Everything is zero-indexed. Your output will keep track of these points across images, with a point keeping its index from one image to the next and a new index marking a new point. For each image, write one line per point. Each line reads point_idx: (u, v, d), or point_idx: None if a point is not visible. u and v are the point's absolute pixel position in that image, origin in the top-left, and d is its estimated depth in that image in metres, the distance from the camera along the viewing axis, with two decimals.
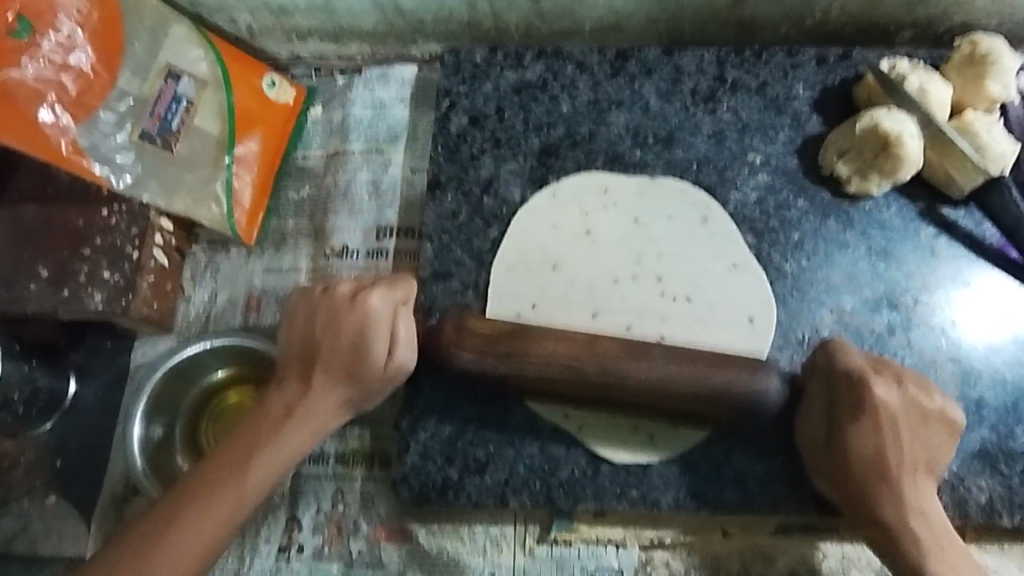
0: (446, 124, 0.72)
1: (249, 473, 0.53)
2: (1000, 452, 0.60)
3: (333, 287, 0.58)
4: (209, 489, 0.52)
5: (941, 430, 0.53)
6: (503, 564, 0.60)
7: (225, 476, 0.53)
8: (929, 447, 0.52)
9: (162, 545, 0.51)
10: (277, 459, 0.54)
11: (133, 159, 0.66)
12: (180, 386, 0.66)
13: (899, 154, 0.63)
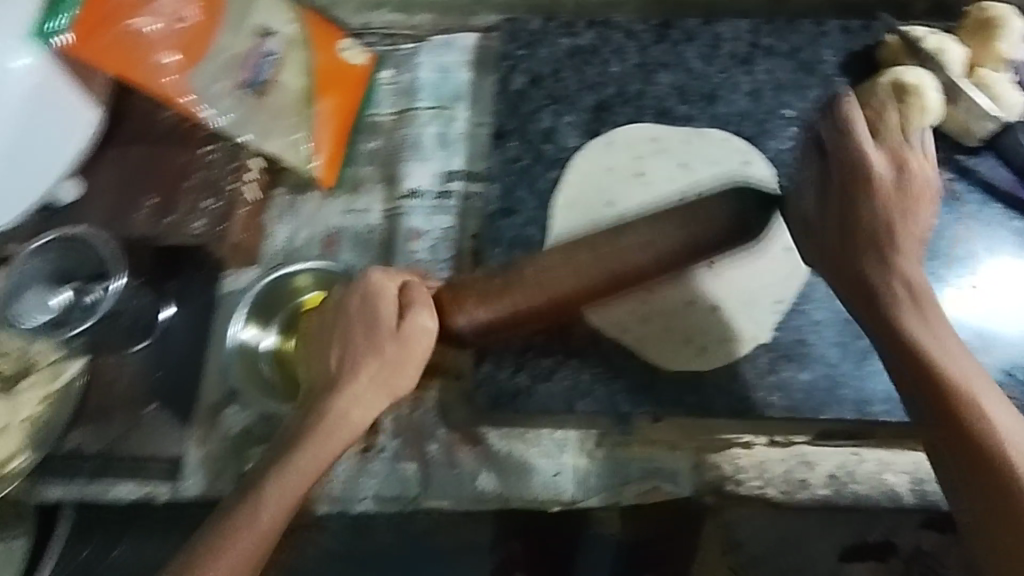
0: (508, 82, 0.80)
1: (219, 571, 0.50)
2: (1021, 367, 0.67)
3: (341, 349, 0.61)
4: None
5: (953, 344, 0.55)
6: (568, 464, 0.67)
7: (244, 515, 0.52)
8: (974, 382, 0.54)
9: None
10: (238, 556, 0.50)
11: (230, 106, 0.72)
12: (276, 302, 0.72)
13: (920, 105, 0.69)
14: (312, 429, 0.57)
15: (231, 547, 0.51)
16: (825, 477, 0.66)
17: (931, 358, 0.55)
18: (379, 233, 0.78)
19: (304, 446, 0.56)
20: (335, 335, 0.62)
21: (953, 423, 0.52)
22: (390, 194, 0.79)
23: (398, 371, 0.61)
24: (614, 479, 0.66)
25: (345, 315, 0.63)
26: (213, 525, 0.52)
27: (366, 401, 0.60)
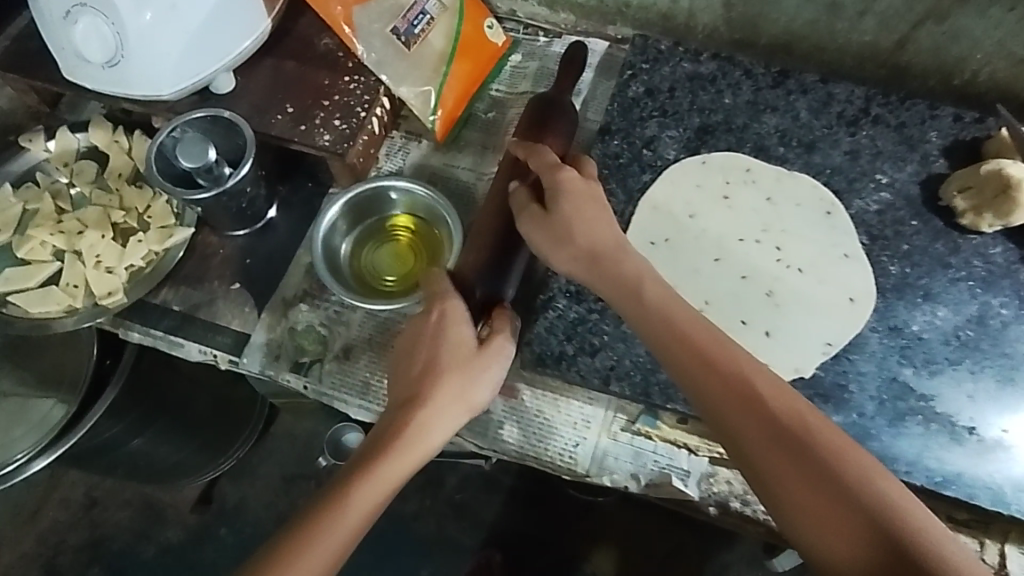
0: (624, 89, 0.86)
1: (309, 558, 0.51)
2: None
3: (425, 362, 0.62)
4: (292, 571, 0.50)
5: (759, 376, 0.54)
6: (589, 439, 0.70)
7: (315, 533, 0.52)
8: (778, 392, 0.54)
9: None
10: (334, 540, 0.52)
11: (380, 47, 0.81)
12: (368, 211, 0.79)
13: (1015, 200, 0.72)
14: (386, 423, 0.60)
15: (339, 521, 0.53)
16: None
17: (735, 368, 0.54)
18: (470, 189, 0.85)
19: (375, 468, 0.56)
20: (410, 353, 0.63)
21: (773, 444, 0.52)
22: (491, 161, 0.86)
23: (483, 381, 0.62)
24: (629, 464, 0.69)
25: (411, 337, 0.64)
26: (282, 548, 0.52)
27: (446, 413, 0.60)
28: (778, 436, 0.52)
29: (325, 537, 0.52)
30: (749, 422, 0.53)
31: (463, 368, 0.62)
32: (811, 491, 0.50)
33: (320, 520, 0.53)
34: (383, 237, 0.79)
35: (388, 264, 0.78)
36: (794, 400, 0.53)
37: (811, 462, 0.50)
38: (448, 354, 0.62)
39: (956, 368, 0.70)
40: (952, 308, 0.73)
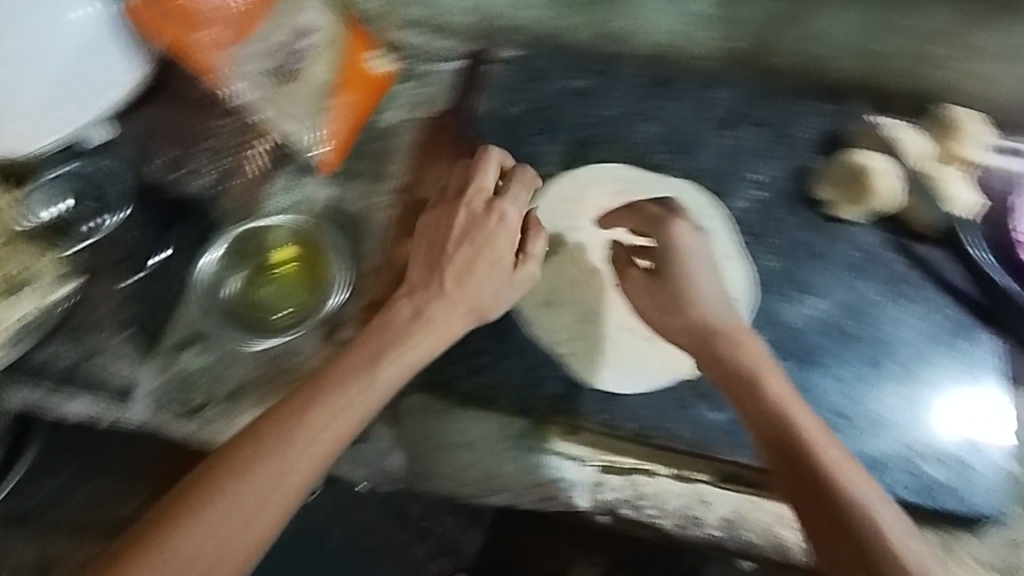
0: (507, 110, 0.88)
1: (287, 455, 0.58)
2: (939, 455, 0.67)
3: (446, 269, 0.70)
4: (269, 473, 0.57)
5: (830, 437, 0.58)
6: (477, 457, 0.70)
7: (291, 441, 0.59)
8: (814, 426, 0.59)
9: (212, 507, 0.56)
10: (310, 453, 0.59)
11: (259, 85, 0.84)
12: (249, 247, 0.81)
13: (871, 185, 0.76)
14: (335, 377, 0.63)
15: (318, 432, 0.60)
16: (720, 519, 0.67)
17: (784, 413, 0.59)
18: (361, 217, 0.84)
19: (301, 430, 0.59)
20: (432, 264, 0.70)
21: (802, 487, 0.55)
22: (381, 188, 0.86)
23: (493, 300, 0.71)
24: (518, 480, 0.69)
25: (442, 238, 0.72)
26: (246, 451, 0.58)
27: (455, 317, 0.69)
28: (801, 479, 0.55)
29: (237, 487, 0.56)
30: (765, 423, 0.59)
31: (459, 296, 0.69)
32: (812, 491, 0.55)
33: (245, 469, 0.57)
34: (271, 273, 0.80)
35: (280, 296, 0.79)
36: (825, 438, 0.58)
37: (808, 465, 0.56)
38: (462, 267, 0.70)
39: (831, 354, 0.72)
40: (827, 297, 0.75)
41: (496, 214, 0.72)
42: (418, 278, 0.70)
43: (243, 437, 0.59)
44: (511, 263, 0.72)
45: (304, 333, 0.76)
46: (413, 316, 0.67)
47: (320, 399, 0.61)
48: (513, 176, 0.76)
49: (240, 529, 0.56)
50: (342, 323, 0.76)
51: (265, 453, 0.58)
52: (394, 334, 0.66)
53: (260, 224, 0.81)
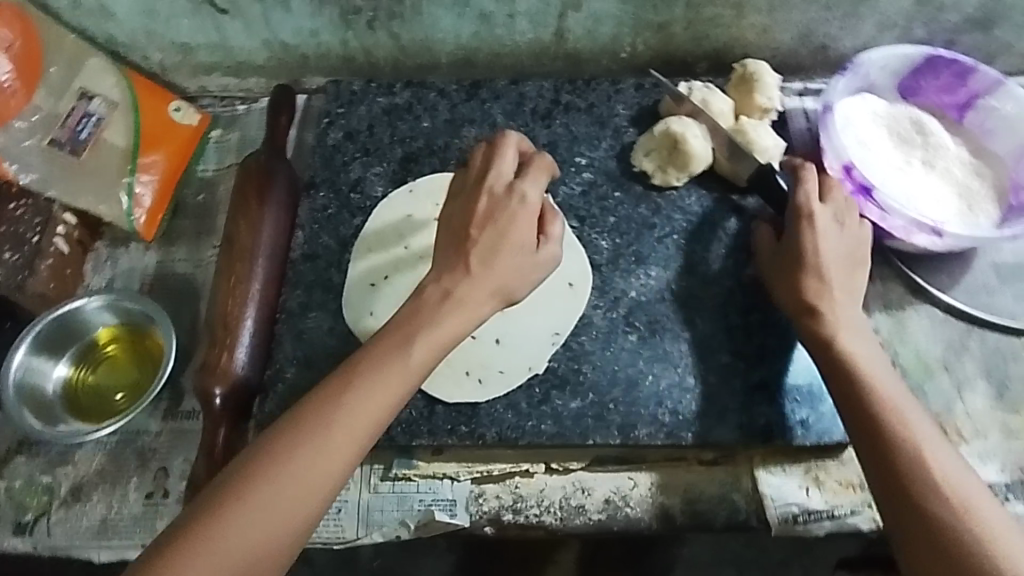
0: (324, 138, 0.85)
1: (309, 458, 0.52)
2: (791, 393, 0.69)
3: (466, 253, 0.60)
4: (288, 476, 0.51)
5: (897, 380, 0.60)
6: (350, 500, 0.67)
7: (304, 448, 0.52)
8: (866, 352, 0.62)
9: (228, 516, 0.49)
10: (327, 451, 0.52)
11: (38, 164, 0.77)
12: (63, 337, 0.73)
13: (687, 152, 0.78)
14: (368, 362, 0.56)
15: (344, 431, 0.53)
16: (600, 502, 0.68)
17: (868, 368, 0.60)
18: (190, 280, 0.80)
19: (337, 427, 0.53)
20: (458, 239, 0.61)
21: (897, 433, 0.56)
22: (207, 245, 0.82)
23: (523, 276, 0.61)
24: (396, 512, 0.67)
25: (464, 219, 0.62)
26: (249, 465, 0.51)
27: (460, 306, 0.58)
28: (891, 432, 0.56)
29: (257, 499, 0.50)
30: (832, 360, 0.62)
31: (510, 263, 0.60)
32: (879, 430, 0.57)
33: (259, 475, 0.51)
34: (94, 359, 0.74)
35: (110, 379, 0.74)
36: (872, 361, 0.61)
37: (901, 402, 0.58)
38: (491, 247, 0.60)
39: (675, 318, 0.73)
40: (664, 265, 0.76)
41: (520, 194, 0.63)
42: (447, 266, 0.60)
43: (252, 445, 0.53)
44: (534, 241, 0.62)
45: (144, 414, 0.71)
46: (443, 298, 0.58)
47: (354, 387, 0.54)
48: (524, 163, 0.65)
49: (261, 541, 0.50)
50: (185, 394, 0.73)
51: (278, 461, 0.51)
52: (417, 320, 0.57)
53: (68, 310, 0.72)
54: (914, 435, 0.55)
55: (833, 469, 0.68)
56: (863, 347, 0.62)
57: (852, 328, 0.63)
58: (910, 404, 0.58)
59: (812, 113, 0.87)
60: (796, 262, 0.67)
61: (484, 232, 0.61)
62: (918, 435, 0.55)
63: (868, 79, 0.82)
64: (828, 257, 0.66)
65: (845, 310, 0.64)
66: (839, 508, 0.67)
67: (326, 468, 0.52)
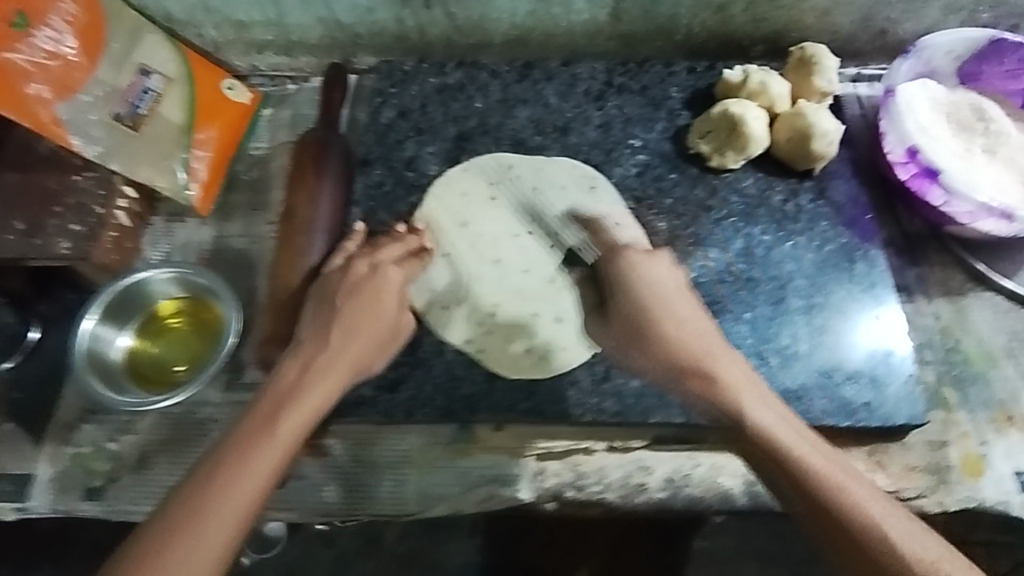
0: (377, 116, 0.85)
1: (183, 559, 0.49)
2: (848, 376, 0.70)
3: (339, 333, 0.63)
4: None
5: (834, 456, 0.53)
6: (414, 474, 0.68)
7: (178, 552, 0.49)
8: (775, 415, 0.55)
9: None
10: (202, 549, 0.50)
11: (102, 136, 0.76)
12: (130, 306, 0.74)
13: (745, 133, 0.77)
14: (236, 445, 0.55)
15: (212, 520, 0.51)
16: (661, 481, 0.68)
17: (786, 446, 0.53)
18: (245, 255, 0.80)
19: (211, 515, 0.51)
20: (325, 315, 0.64)
21: (845, 530, 0.49)
22: (262, 221, 0.83)
23: (379, 350, 0.66)
24: (458, 487, 0.68)
25: (331, 291, 0.66)
26: (125, 574, 0.49)
27: (316, 385, 0.60)
28: (843, 528, 0.49)
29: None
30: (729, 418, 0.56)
31: (369, 336, 0.64)
32: (830, 530, 0.50)
33: (144, 573, 0.48)
34: (156, 330, 0.75)
35: (171, 352, 0.74)
36: (783, 423, 0.55)
37: (845, 485, 0.51)
38: (349, 325, 0.64)
39: (734, 300, 0.73)
40: (722, 248, 0.76)
41: (381, 270, 0.68)
42: (313, 336, 0.63)
43: (121, 555, 0.50)
44: (394, 307, 0.67)
45: (205, 386, 0.72)
46: (302, 372, 0.60)
47: (216, 479, 0.52)
48: (391, 240, 0.72)
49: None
50: (244, 366, 0.73)
51: (146, 568, 0.49)
52: (284, 391, 0.59)
53: (138, 279, 0.74)
54: (837, 482, 0.51)
55: (896, 454, 0.69)
56: (778, 421, 0.55)
57: (752, 392, 0.57)
58: (853, 480, 0.51)
59: (867, 100, 0.88)
60: (637, 328, 0.63)
61: (344, 320, 0.64)
62: (842, 479, 0.51)
63: (929, 64, 0.82)
64: (685, 335, 0.61)
65: (732, 367, 0.59)
66: (906, 490, 0.67)
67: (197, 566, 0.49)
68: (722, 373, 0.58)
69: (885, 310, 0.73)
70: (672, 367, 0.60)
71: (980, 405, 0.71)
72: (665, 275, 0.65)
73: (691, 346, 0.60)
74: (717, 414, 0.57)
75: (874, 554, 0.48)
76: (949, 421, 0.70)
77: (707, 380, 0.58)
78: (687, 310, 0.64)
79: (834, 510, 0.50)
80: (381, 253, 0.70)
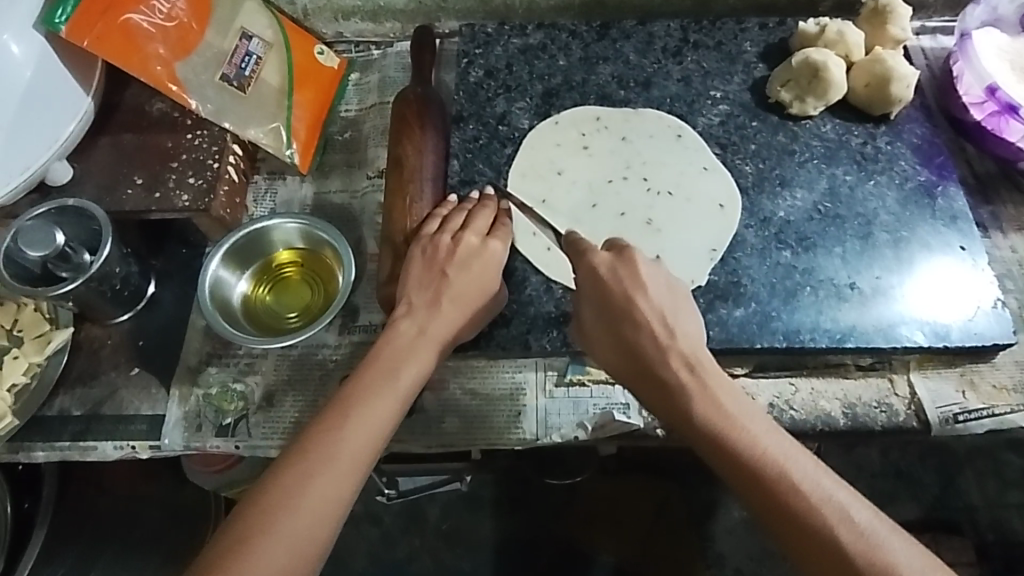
0: (465, 76, 0.89)
1: (305, 499, 0.55)
2: (943, 304, 0.73)
3: (446, 302, 0.67)
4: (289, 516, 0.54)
5: (798, 451, 0.55)
6: (529, 404, 0.72)
7: (305, 491, 0.56)
8: (733, 412, 0.57)
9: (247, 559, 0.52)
10: (326, 489, 0.56)
11: (214, 95, 0.80)
12: (248, 254, 0.78)
13: (827, 79, 0.81)
14: (356, 392, 0.61)
15: (334, 464, 0.57)
16: (765, 406, 0.72)
17: (742, 444, 0.55)
18: (347, 210, 0.84)
19: (347, 445, 0.58)
20: (433, 282, 0.68)
21: (793, 524, 0.52)
22: (361, 177, 0.86)
23: (473, 322, 0.69)
24: (572, 415, 0.71)
25: (436, 254, 0.69)
26: (255, 510, 0.55)
27: (423, 348, 0.65)
28: (796, 524, 0.52)
29: (287, 519, 0.54)
30: (675, 415, 0.59)
31: (472, 307, 0.68)
32: (780, 524, 0.53)
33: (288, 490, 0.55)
34: (272, 278, 0.79)
35: (286, 300, 0.78)
36: (741, 421, 0.57)
37: (801, 483, 0.53)
38: (458, 292, 0.68)
39: (824, 236, 0.76)
40: (808, 188, 0.79)
41: (485, 242, 0.71)
42: (424, 304, 0.67)
43: (245, 499, 0.56)
44: (495, 278, 0.70)
45: (323, 328, 0.76)
46: (419, 334, 0.65)
47: (346, 420, 0.59)
48: (478, 207, 0.74)
49: (298, 555, 0.54)
50: (359, 310, 0.77)
51: (276, 505, 0.55)
52: (404, 345, 0.64)
53: (257, 228, 0.77)
54: (791, 479, 0.53)
55: (987, 374, 0.72)
56: (733, 419, 0.57)
57: (717, 390, 0.58)
58: (815, 475, 0.54)
59: (931, 51, 0.91)
60: (617, 318, 0.63)
61: (450, 287, 0.68)
62: (796, 470, 0.54)
63: (994, 13, 0.85)
64: (659, 328, 0.62)
65: (699, 364, 0.60)
66: (998, 407, 0.71)
67: (324, 502, 0.56)
68: (665, 375, 0.60)
69: (970, 243, 0.76)
70: (639, 369, 0.61)
71: None
72: (640, 274, 0.64)
73: (649, 343, 0.61)
74: (661, 407, 0.60)
75: (825, 549, 0.51)
76: None
77: (660, 384, 0.60)
78: (663, 299, 0.63)
79: (784, 506, 0.52)
80: (486, 226, 0.72)
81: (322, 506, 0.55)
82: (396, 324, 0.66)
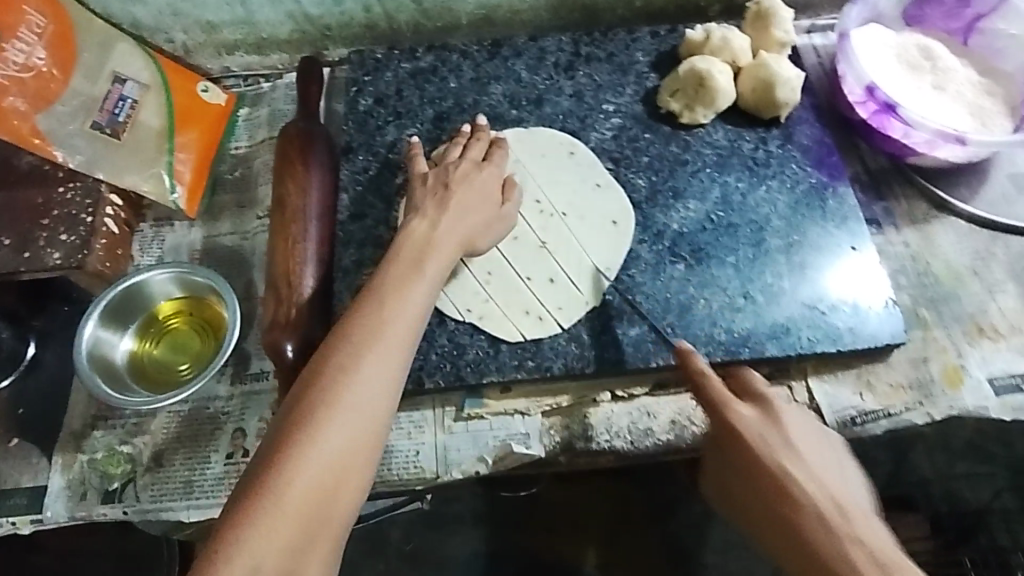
0: (354, 104, 0.86)
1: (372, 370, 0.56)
2: (824, 306, 0.73)
3: (461, 203, 0.70)
4: (358, 390, 0.55)
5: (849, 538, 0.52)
6: (427, 442, 0.71)
7: (362, 364, 0.56)
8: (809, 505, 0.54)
9: (324, 432, 0.53)
10: (392, 361, 0.57)
11: (85, 145, 0.78)
12: (133, 306, 0.75)
13: (712, 88, 0.80)
14: (389, 272, 0.62)
15: (386, 331, 0.58)
16: (666, 423, 0.70)
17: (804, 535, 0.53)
18: (238, 252, 0.81)
19: (391, 327, 0.58)
20: (440, 190, 0.70)
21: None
22: (251, 217, 0.83)
23: (486, 231, 0.72)
24: (472, 449, 0.70)
25: (441, 171, 0.72)
26: (322, 382, 0.55)
27: (444, 244, 0.66)
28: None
29: (349, 399, 0.54)
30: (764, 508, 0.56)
31: (478, 218, 0.70)
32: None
33: (345, 366, 0.55)
34: (157, 331, 0.76)
35: (176, 353, 0.75)
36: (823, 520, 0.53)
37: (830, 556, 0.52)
38: (464, 202, 0.70)
39: (717, 246, 0.76)
40: (699, 199, 0.79)
41: (485, 166, 0.74)
42: (434, 209, 0.69)
43: (305, 379, 0.56)
44: (500, 197, 0.74)
45: (213, 380, 0.73)
46: (433, 229, 0.67)
47: (385, 295, 0.60)
48: (472, 140, 0.76)
49: (362, 429, 0.54)
50: (250, 357, 0.74)
51: (342, 378, 0.55)
52: (423, 234, 0.66)
53: (144, 278, 0.75)
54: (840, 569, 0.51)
55: (883, 374, 0.73)
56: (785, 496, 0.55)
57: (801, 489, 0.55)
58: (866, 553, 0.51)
59: (822, 49, 0.92)
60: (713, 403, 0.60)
61: (464, 196, 0.70)
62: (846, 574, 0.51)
63: (877, 9, 0.86)
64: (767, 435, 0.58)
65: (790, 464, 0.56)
66: (894, 406, 0.71)
67: (393, 370, 0.57)
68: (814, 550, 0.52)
69: (860, 243, 0.76)
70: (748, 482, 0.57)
71: (954, 321, 0.75)
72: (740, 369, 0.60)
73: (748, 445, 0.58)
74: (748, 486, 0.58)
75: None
76: (928, 338, 0.74)
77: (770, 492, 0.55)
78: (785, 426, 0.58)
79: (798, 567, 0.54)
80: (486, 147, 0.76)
81: (387, 372, 0.56)
82: (414, 218, 0.68)
